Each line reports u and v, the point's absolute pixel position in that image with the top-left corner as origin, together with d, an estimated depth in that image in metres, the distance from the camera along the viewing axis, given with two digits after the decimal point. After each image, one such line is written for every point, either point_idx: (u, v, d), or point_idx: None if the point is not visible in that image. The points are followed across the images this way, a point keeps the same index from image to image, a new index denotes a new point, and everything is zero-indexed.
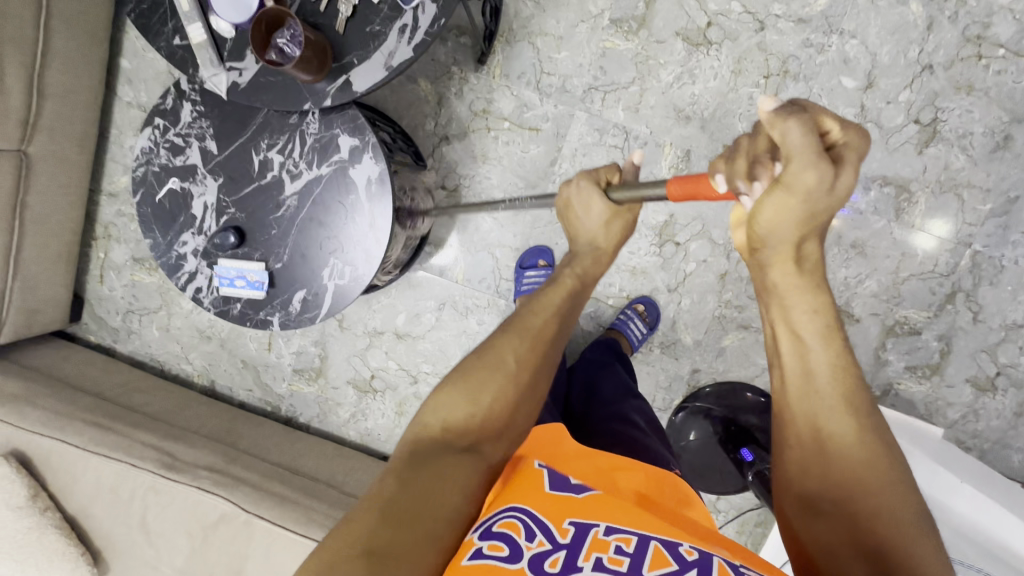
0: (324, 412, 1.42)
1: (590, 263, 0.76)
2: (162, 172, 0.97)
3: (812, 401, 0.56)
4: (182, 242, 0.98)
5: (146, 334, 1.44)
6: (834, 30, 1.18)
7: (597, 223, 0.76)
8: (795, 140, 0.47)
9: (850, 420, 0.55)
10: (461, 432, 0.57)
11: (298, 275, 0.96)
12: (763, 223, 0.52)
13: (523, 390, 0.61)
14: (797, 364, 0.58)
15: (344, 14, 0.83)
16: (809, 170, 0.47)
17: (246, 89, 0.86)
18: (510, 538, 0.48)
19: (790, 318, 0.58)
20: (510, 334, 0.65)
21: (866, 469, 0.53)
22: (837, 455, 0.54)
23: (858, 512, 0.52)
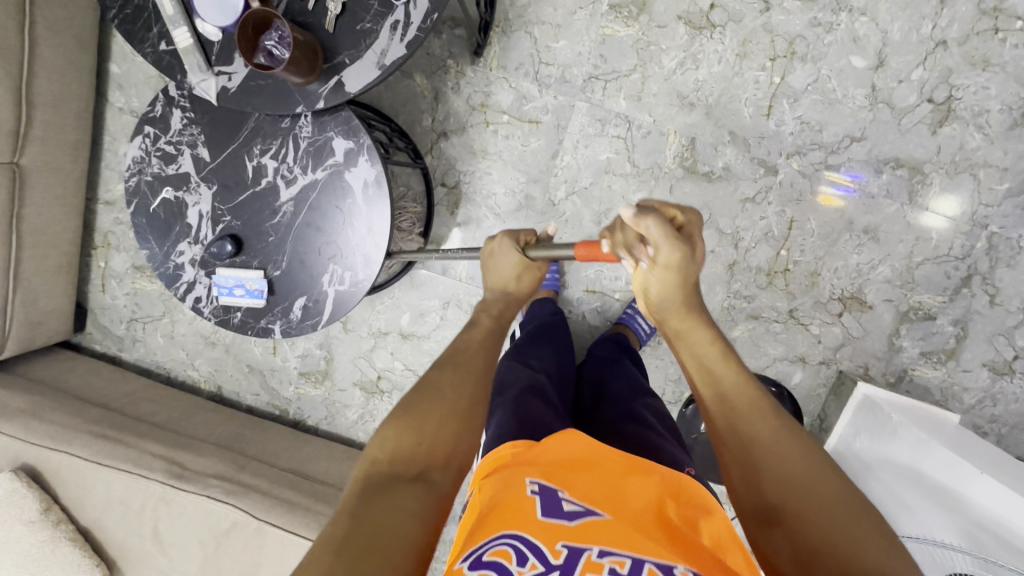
0: (332, 415, 1.42)
1: (504, 303, 0.82)
2: (155, 181, 0.95)
3: (728, 412, 0.57)
4: (179, 251, 0.97)
5: (150, 341, 1.44)
6: (843, 8, 1.13)
7: (509, 274, 0.84)
8: (657, 233, 0.62)
9: (770, 423, 0.55)
10: (405, 465, 0.56)
11: (297, 282, 0.94)
12: (654, 290, 0.67)
13: (465, 415, 0.62)
14: (709, 383, 0.60)
15: (333, 12, 0.80)
16: (676, 252, 0.63)
17: (237, 94, 0.84)
18: (499, 566, 0.46)
19: (694, 351, 0.64)
20: (443, 371, 0.66)
21: (797, 471, 0.51)
22: (763, 462, 0.52)
23: (801, 515, 0.48)
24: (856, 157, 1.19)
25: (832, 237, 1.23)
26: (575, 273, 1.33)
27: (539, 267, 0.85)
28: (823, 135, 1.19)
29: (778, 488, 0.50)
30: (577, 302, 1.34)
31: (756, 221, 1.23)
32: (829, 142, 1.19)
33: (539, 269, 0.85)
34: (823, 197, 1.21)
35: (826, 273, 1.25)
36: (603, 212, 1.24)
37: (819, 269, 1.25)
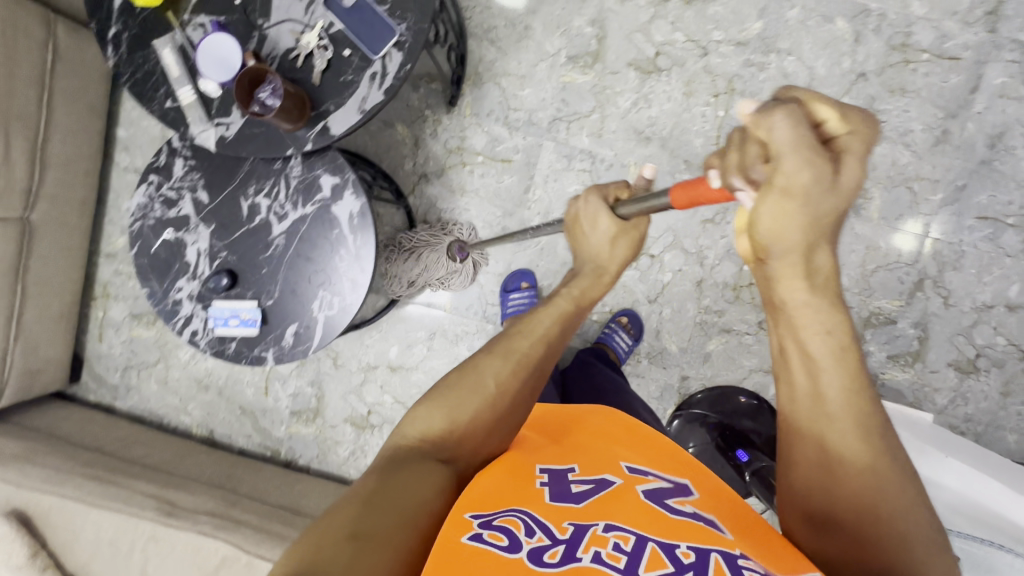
0: (324, 452, 1.43)
1: (588, 284, 0.78)
2: (158, 225, 1.04)
3: (820, 424, 0.55)
4: (178, 287, 1.04)
5: (144, 388, 1.47)
6: (771, 49, 1.28)
7: (602, 241, 0.78)
8: (784, 133, 0.45)
9: (867, 451, 0.53)
10: (436, 444, 0.62)
11: (289, 310, 1.01)
12: (764, 225, 0.49)
13: (499, 411, 0.65)
14: (810, 382, 0.55)
15: (319, 68, 0.92)
16: (805, 167, 0.45)
17: (234, 141, 0.94)
18: (509, 531, 0.49)
19: (803, 336, 0.55)
20: (489, 358, 0.69)
21: (881, 499, 0.52)
22: (847, 481, 0.53)
23: (874, 539, 0.51)
24: None
25: None
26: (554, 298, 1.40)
27: (634, 228, 0.77)
28: None
29: (851, 512, 0.52)
30: None
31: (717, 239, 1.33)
32: None
33: (636, 237, 0.78)
34: None
35: None
36: None
37: None
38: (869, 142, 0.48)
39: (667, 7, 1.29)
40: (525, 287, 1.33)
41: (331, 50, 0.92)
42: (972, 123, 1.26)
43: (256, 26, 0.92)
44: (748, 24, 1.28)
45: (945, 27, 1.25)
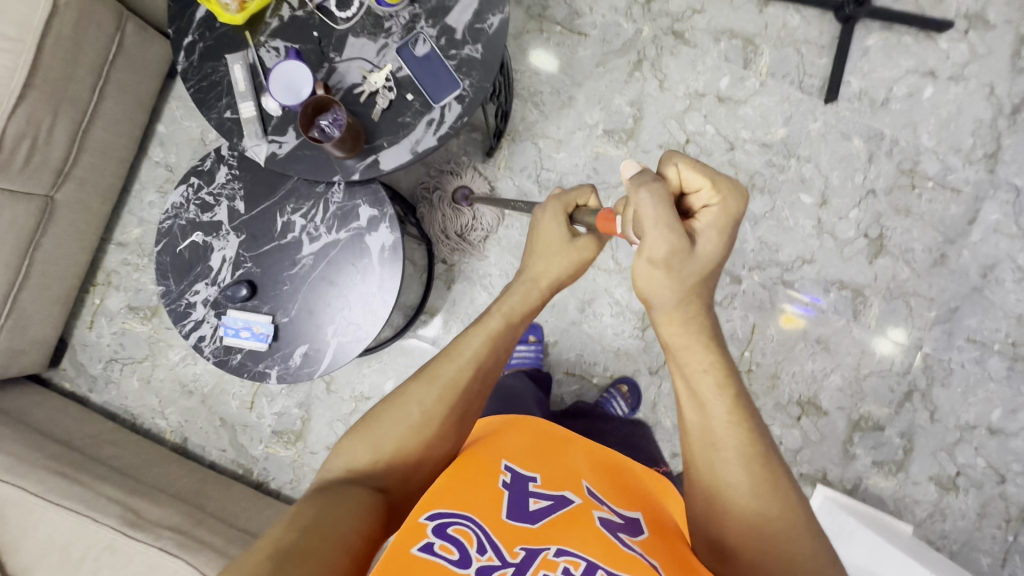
0: (298, 479, 1.38)
1: (518, 302, 0.76)
2: (188, 226, 1.04)
3: (707, 454, 0.58)
4: (194, 290, 1.03)
5: (124, 384, 1.42)
6: (793, 155, 1.37)
7: (546, 256, 0.79)
8: (648, 208, 0.58)
9: (751, 474, 0.56)
10: (364, 475, 0.60)
11: (302, 330, 1.01)
12: (640, 285, 0.62)
13: (428, 440, 0.63)
14: (694, 411, 0.60)
15: (380, 106, 0.96)
16: (663, 241, 0.59)
17: (283, 159, 0.96)
18: (460, 544, 0.51)
19: (687, 376, 0.61)
20: (413, 387, 0.66)
21: (773, 523, 0.54)
22: (734, 512, 0.55)
23: (764, 558, 0.53)
24: (807, 277, 1.37)
25: (789, 346, 1.36)
26: (557, 355, 1.41)
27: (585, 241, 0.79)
28: (779, 255, 1.37)
29: (743, 538, 0.55)
30: (557, 383, 1.40)
31: (723, 322, 1.37)
32: (784, 261, 1.37)
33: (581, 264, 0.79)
34: (785, 316, 1.37)
35: (785, 377, 1.36)
36: (587, 301, 1.40)
37: (779, 372, 1.36)
38: (733, 212, 0.62)
39: (701, 101, 1.39)
40: (532, 341, 1.35)
41: (394, 92, 0.96)
42: (967, 251, 1.34)
43: (327, 59, 0.97)
44: (774, 129, 1.38)
45: (950, 161, 1.35)
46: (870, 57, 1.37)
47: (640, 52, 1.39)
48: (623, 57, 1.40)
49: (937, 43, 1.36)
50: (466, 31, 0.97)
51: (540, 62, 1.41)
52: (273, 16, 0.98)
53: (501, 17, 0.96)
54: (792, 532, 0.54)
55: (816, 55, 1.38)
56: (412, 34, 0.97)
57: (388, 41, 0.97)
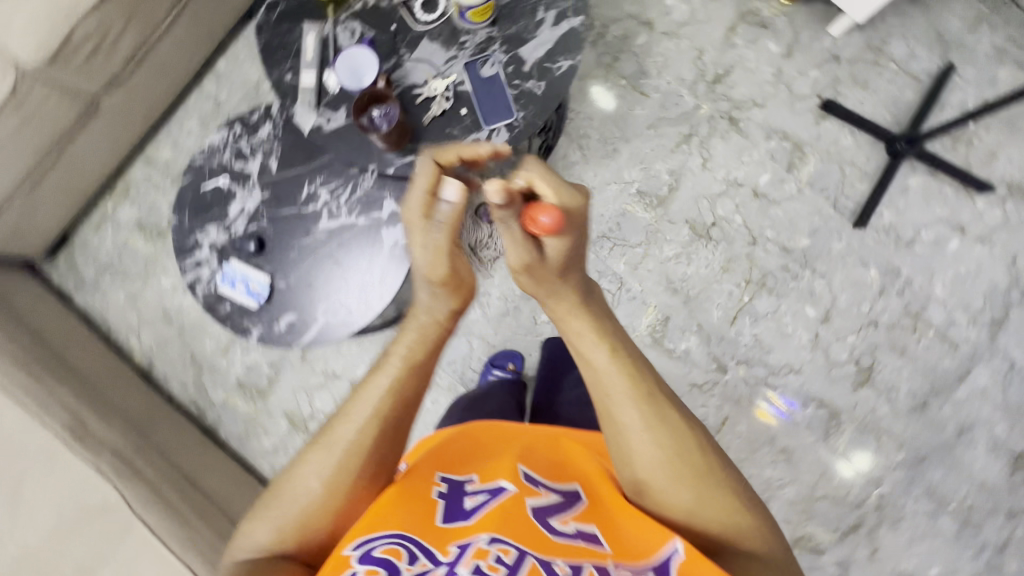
0: (247, 434, 1.38)
1: (415, 350, 0.67)
2: (218, 169, 1.06)
3: (603, 405, 0.65)
4: (205, 231, 1.05)
5: (110, 294, 1.43)
6: (809, 266, 1.39)
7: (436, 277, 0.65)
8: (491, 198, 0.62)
9: (638, 412, 0.64)
10: (281, 546, 0.62)
11: (295, 299, 1.03)
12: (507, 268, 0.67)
13: (336, 506, 0.63)
14: (587, 370, 0.66)
15: (433, 112, 0.98)
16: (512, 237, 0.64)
17: (328, 134, 0.98)
18: (388, 562, 0.52)
19: (575, 340, 0.67)
20: (309, 458, 0.65)
21: (668, 456, 0.63)
22: (638, 456, 0.63)
23: (667, 489, 0.63)
24: (789, 385, 1.38)
25: (754, 446, 1.37)
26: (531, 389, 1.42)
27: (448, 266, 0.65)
28: (769, 357, 1.38)
29: (652, 472, 0.63)
30: None
31: (697, 405, 1.38)
32: (772, 364, 1.38)
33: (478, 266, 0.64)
34: (759, 409, 1.38)
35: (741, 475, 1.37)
36: None
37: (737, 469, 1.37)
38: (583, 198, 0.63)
39: (737, 190, 1.41)
40: (510, 369, 1.35)
41: (450, 103, 0.99)
42: (949, 407, 1.36)
43: (397, 53, 1.00)
44: (798, 236, 1.40)
45: (956, 316, 1.37)
46: (908, 195, 1.40)
47: (692, 127, 1.42)
48: (675, 127, 1.42)
49: (974, 201, 1.39)
50: (534, 66, 0.99)
51: (597, 109, 1.44)
52: None
53: (572, 63, 0.98)
54: (713, 503, 0.62)
55: (858, 179, 1.40)
56: (484, 54, 0.99)
57: (459, 54, 1.00)
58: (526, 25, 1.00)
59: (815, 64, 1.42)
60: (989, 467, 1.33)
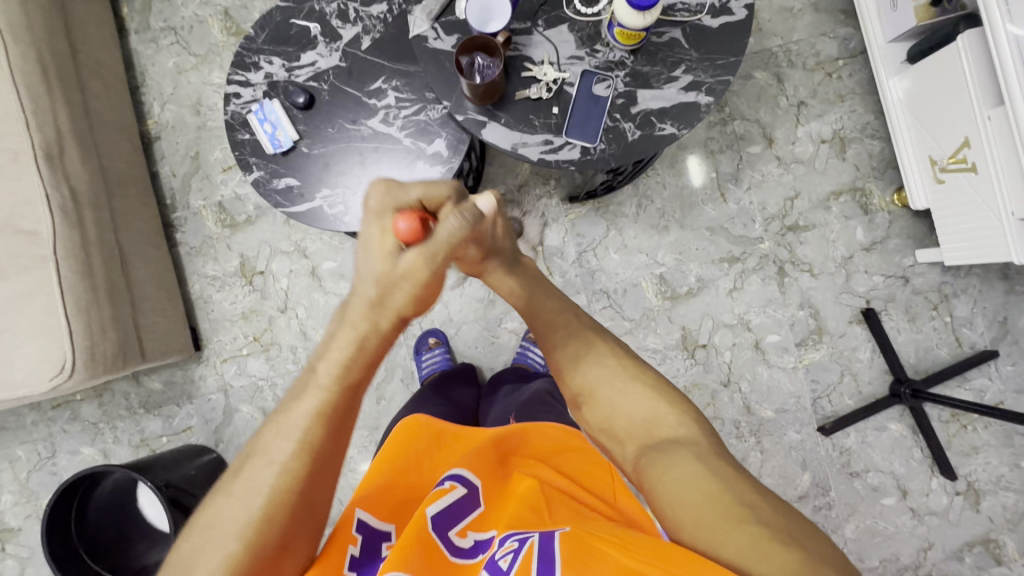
0: (198, 251, 1.41)
1: (349, 364, 0.58)
2: (316, 13, 1.03)
3: (554, 361, 0.78)
4: (269, 60, 1.03)
5: (162, 55, 1.43)
6: (756, 435, 1.39)
7: (379, 275, 0.57)
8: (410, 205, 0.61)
9: (570, 341, 0.77)
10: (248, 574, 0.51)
11: (305, 169, 1.02)
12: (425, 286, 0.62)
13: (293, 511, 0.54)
14: (539, 326, 0.81)
15: (529, 93, 0.96)
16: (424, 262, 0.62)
17: (428, 50, 0.97)
18: None
19: (534, 298, 0.82)
20: (225, 500, 0.54)
21: (597, 385, 0.72)
22: (584, 398, 0.73)
23: (613, 422, 0.70)
24: None
25: None
26: None
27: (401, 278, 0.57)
28: None
29: (593, 407, 0.72)
30: None
31: None
32: None
33: (421, 283, 0.58)
34: None
35: None
36: None
37: None
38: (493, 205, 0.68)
39: (742, 332, 1.40)
40: (434, 345, 1.37)
41: (549, 95, 0.97)
42: None
43: (534, 21, 0.97)
44: (765, 405, 1.39)
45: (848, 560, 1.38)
46: (880, 435, 1.40)
47: (743, 254, 1.40)
48: (730, 243, 1.40)
49: (931, 478, 1.39)
50: (641, 113, 0.97)
51: (674, 182, 1.41)
52: None
53: (674, 132, 0.97)
54: (652, 410, 0.68)
55: (849, 393, 1.39)
56: (607, 73, 0.97)
57: (586, 58, 0.97)
58: (659, 72, 0.97)
59: (883, 272, 1.40)
60: None
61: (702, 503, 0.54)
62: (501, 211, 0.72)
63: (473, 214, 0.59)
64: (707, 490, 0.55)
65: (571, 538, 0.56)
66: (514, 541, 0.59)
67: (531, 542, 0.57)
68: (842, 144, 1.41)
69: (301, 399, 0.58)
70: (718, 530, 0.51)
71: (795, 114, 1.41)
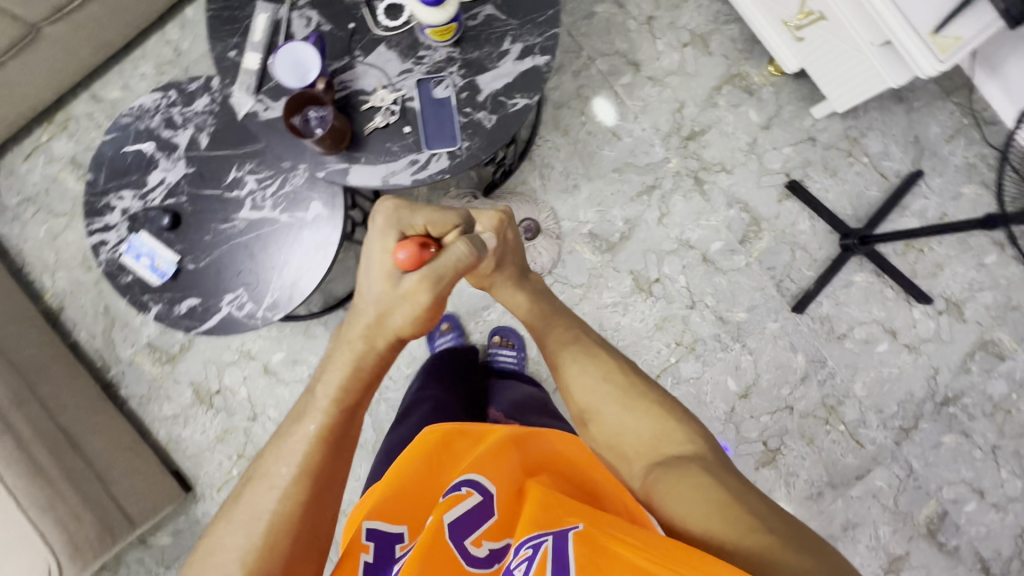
0: (149, 398, 1.38)
1: (347, 386, 0.64)
2: (144, 132, 1.00)
3: (563, 384, 0.77)
4: (119, 196, 1.00)
5: (30, 228, 1.38)
6: (739, 340, 1.40)
7: (381, 295, 0.66)
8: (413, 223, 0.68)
9: (580, 362, 0.77)
10: None
11: (201, 285, 1.00)
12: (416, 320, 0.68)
13: (296, 528, 0.57)
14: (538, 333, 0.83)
15: (375, 123, 0.95)
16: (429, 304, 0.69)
17: (264, 123, 0.94)
18: None
19: (529, 300, 0.84)
20: (227, 524, 0.57)
21: (610, 405, 0.72)
22: (596, 420, 0.72)
23: (625, 444, 0.69)
24: None
25: None
26: None
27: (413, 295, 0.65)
28: None
29: (612, 427, 0.71)
30: None
31: None
32: None
33: (420, 307, 0.66)
34: None
35: None
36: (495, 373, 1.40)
37: None
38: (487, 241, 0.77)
39: (687, 252, 1.40)
40: (447, 330, 1.36)
41: (396, 117, 0.95)
42: (841, 500, 1.41)
43: (350, 54, 0.95)
44: (736, 309, 1.40)
45: (867, 416, 1.41)
46: (849, 291, 1.42)
47: (657, 179, 1.40)
48: (640, 176, 1.40)
49: (911, 309, 1.42)
50: (489, 97, 0.96)
51: (566, 141, 1.41)
52: None
53: (527, 102, 0.95)
54: (657, 428, 0.68)
55: (806, 265, 1.40)
56: (440, 74, 0.96)
57: (414, 68, 0.96)
58: (489, 53, 0.96)
59: (790, 141, 1.41)
60: (866, 565, 1.39)
61: (713, 515, 0.56)
62: (505, 227, 0.79)
63: (477, 246, 0.68)
64: (715, 499, 0.57)
65: (585, 543, 0.54)
66: (529, 548, 0.56)
67: (544, 548, 0.54)
68: (703, 41, 1.41)
69: (300, 424, 0.62)
70: (726, 530, 0.54)
71: (648, 30, 1.41)
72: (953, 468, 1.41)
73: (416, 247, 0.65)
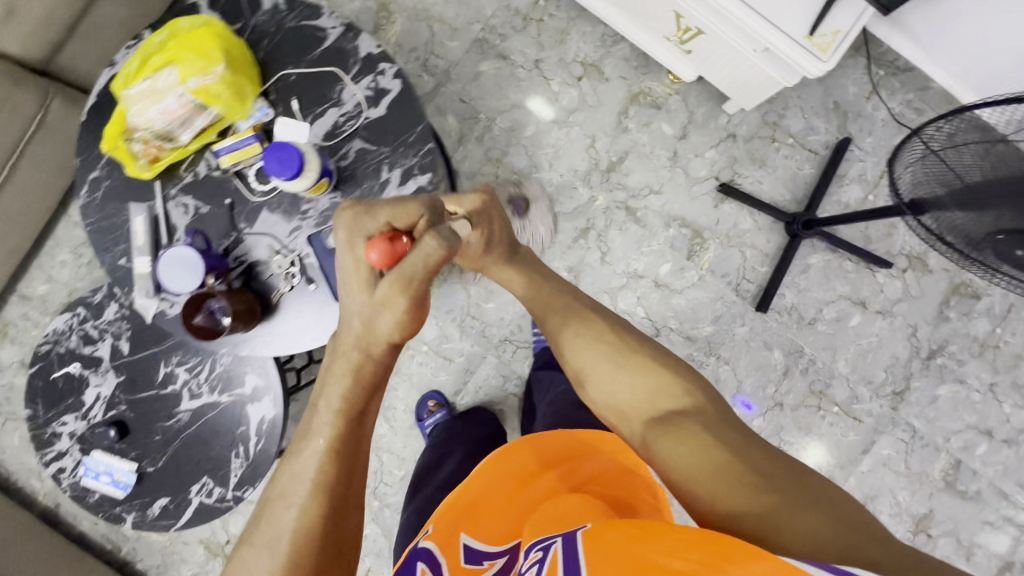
0: (165, 565, 1.40)
1: (349, 393, 0.62)
2: (66, 355, 1.02)
3: (559, 352, 0.77)
4: (62, 421, 1.02)
5: (5, 438, 1.40)
6: (713, 353, 1.39)
7: (362, 305, 0.64)
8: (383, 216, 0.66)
9: (576, 335, 0.76)
10: None
11: (165, 483, 1.00)
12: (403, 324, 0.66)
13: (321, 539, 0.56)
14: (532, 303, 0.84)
15: (281, 290, 0.93)
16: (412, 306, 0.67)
17: (174, 319, 0.94)
18: None
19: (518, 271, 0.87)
20: (250, 550, 0.56)
21: (602, 361, 0.72)
22: (589, 381, 0.73)
23: (623, 408, 0.69)
24: None
25: None
26: None
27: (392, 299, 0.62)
28: None
29: (611, 391, 0.70)
30: None
31: None
32: None
33: (402, 311, 0.63)
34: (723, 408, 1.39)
35: None
36: None
37: None
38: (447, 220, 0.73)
39: (638, 282, 1.38)
40: (434, 409, 1.34)
41: (298, 278, 0.93)
42: (854, 478, 1.40)
43: (235, 229, 0.94)
44: (701, 324, 1.39)
45: (857, 391, 1.40)
46: (808, 275, 1.40)
47: (589, 220, 1.38)
48: (571, 221, 1.38)
49: (874, 276, 1.39)
50: None
51: None
52: (189, 170, 0.94)
53: None
54: (653, 383, 0.68)
55: (759, 261, 1.38)
56: (328, 224, 0.93)
57: (302, 224, 0.94)
58: (370, 188, 0.93)
59: (711, 144, 1.37)
60: (894, 533, 1.40)
61: (717, 479, 0.54)
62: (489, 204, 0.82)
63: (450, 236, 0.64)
64: (719, 464, 0.55)
65: (595, 535, 0.46)
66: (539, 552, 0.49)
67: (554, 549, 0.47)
68: (596, 68, 1.37)
69: (308, 439, 0.61)
70: (734, 491, 0.52)
71: (539, 74, 1.37)
72: (956, 416, 1.40)
73: (388, 247, 0.62)
